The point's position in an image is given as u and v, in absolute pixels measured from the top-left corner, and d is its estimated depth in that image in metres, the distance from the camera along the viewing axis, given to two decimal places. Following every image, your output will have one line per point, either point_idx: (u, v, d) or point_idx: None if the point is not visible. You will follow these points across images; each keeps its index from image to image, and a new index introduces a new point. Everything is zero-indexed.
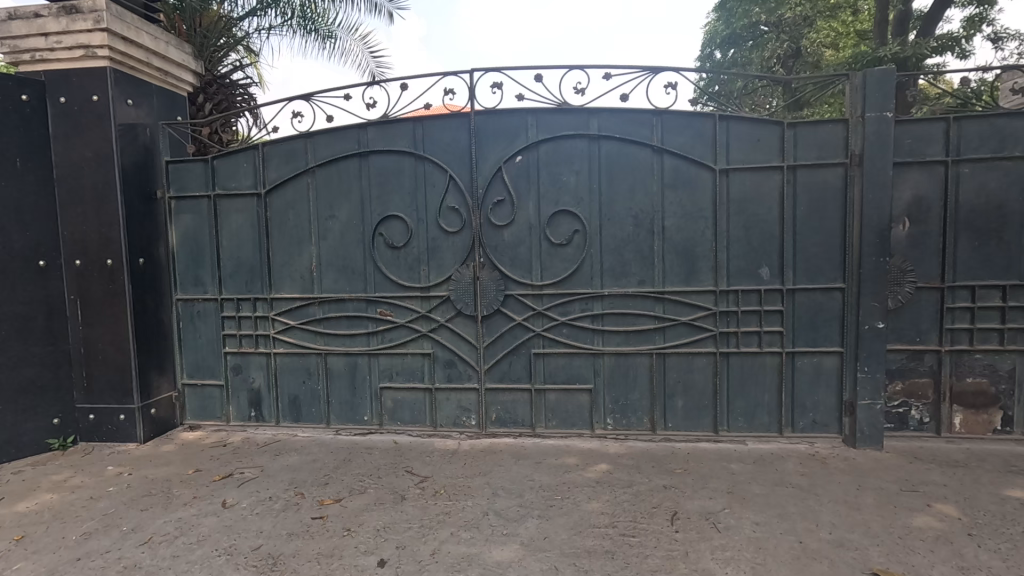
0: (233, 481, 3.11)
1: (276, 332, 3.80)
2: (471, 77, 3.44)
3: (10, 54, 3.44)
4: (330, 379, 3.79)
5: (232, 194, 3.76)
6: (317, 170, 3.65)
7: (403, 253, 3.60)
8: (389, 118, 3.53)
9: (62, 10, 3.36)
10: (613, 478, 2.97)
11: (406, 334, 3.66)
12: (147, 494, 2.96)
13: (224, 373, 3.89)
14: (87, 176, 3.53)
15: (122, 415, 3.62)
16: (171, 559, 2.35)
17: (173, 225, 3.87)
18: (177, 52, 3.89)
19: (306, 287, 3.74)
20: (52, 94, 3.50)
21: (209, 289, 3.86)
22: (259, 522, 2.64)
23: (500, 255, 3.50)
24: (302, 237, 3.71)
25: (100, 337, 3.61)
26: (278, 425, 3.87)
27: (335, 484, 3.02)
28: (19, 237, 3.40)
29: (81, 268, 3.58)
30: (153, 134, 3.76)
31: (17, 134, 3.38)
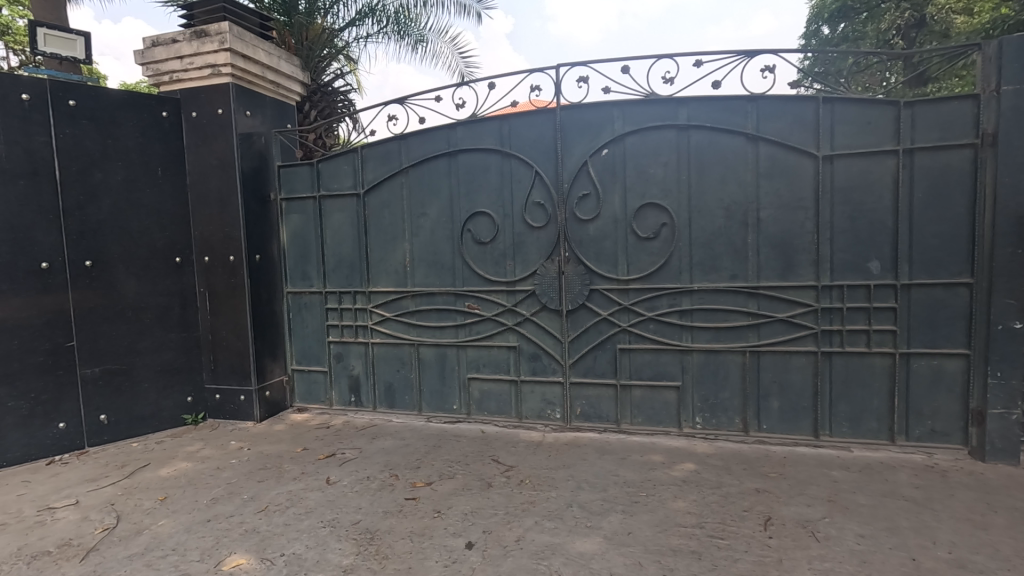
0: (335, 460, 3.37)
1: (373, 323, 4.05)
2: (557, 73, 3.45)
3: (153, 77, 3.94)
4: (422, 369, 3.98)
5: (334, 195, 4.05)
6: (409, 170, 3.84)
7: (490, 248, 3.70)
8: (477, 117, 3.64)
9: (194, 35, 3.79)
10: (700, 478, 2.88)
11: (493, 327, 3.77)
12: (263, 468, 3.29)
13: (327, 361, 4.21)
14: (213, 182, 3.95)
15: (242, 396, 4.04)
16: (284, 527, 2.61)
17: (284, 225, 4.24)
18: (288, 66, 4.25)
19: (400, 281, 3.95)
20: (185, 109, 3.96)
21: (315, 283, 4.19)
22: (358, 499, 2.85)
23: (585, 249, 3.49)
24: (397, 234, 3.92)
25: (224, 325, 4.04)
26: (374, 410, 4.13)
27: (426, 469, 3.19)
28: (160, 237, 3.90)
29: (209, 264, 4.03)
30: (267, 141, 4.13)
31: (158, 146, 3.88)
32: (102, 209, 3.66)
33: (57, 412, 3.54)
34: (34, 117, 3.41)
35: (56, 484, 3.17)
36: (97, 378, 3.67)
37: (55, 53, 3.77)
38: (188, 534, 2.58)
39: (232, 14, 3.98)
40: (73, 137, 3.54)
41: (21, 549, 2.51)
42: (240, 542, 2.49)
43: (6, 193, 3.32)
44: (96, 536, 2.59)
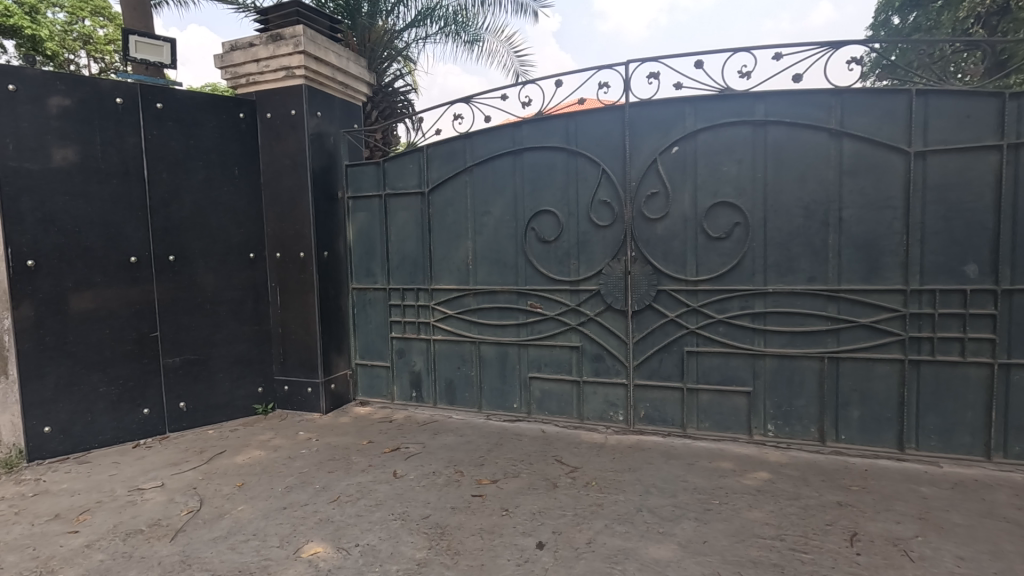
0: (400, 454, 3.43)
1: (435, 320, 4.10)
2: (627, 69, 3.39)
3: (232, 80, 4.11)
4: (483, 367, 4.00)
5: (399, 194, 4.12)
6: (474, 169, 3.86)
7: (554, 247, 3.67)
8: (544, 115, 3.62)
9: (270, 38, 3.93)
10: (775, 488, 2.77)
11: (556, 327, 3.74)
12: (332, 459, 3.38)
13: (390, 356, 4.30)
14: (286, 180, 4.09)
15: (309, 388, 4.17)
16: (357, 517, 2.67)
17: (351, 222, 4.34)
18: (356, 67, 4.35)
19: (462, 279, 3.98)
20: (261, 111, 4.11)
21: (379, 279, 4.28)
22: (426, 494, 2.88)
23: (653, 249, 3.42)
24: (460, 232, 3.95)
25: (293, 319, 4.17)
26: (435, 406, 4.18)
27: (490, 466, 3.20)
28: (236, 234, 4.07)
29: (280, 259, 4.17)
30: (336, 141, 4.24)
31: (235, 147, 4.04)
32: (184, 207, 3.84)
33: (143, 398, 3.75)
34: (126, 119, 3.62)
35: (142, 466, 3.36)
36: (178, 367, 3.87)
37: (144, 59, 3.98)
38: (267, 520, 2.68)
39: (305, 17, 4.11)
40: (160, 138, 3.73)
41: (116, 526, 2.66)
42: (315, 530, 2.56)
43: (101, 191, 3.55)
44: (182, 518, 2.73)
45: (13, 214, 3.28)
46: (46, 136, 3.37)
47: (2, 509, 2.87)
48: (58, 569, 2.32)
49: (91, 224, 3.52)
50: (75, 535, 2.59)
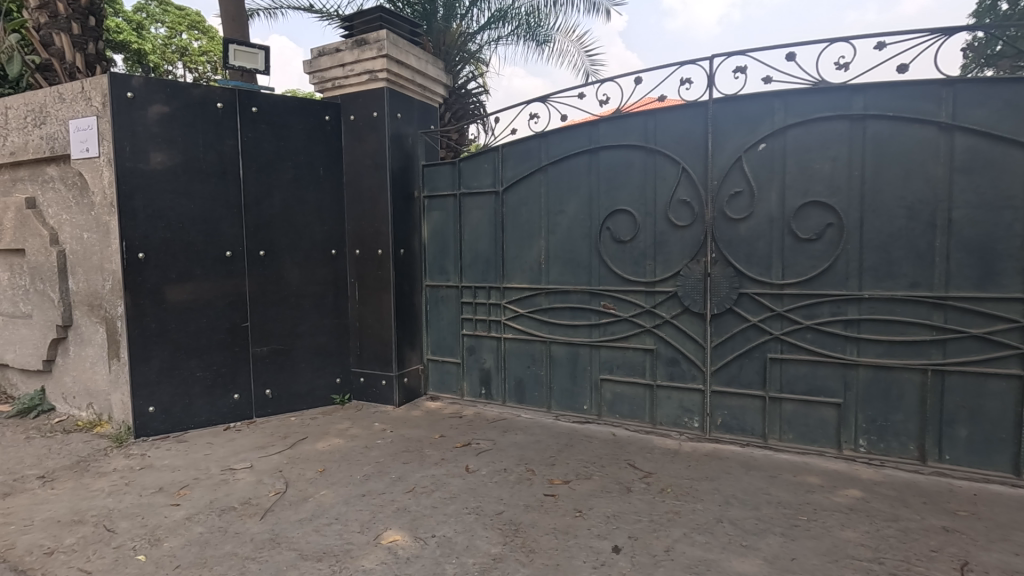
0: (472, 449, 3.47)
1: (506, 319, 4.12)
2: (711, 64, 3.27)
3: (319, 84, 4.32)
4: (553, 367, 3.98)
5: (474, 193, 4.17)
6: (548, 168, 3.86)
7: (630, 247, 3.60)
8: (622, 113, 3.56)
9: (355, 44, 4.09)
10: (870, 508, 2.59)
11: (629, 328, 3.67)
12: (406, 450, 3.47)
13: (461, 353, 4.36)
14: (366, 180, 4.24)
15: (384, 381, 4.30)
16: (433, 509, 2.72)
17: (426, 221, 4.44)
18: (434, 69, 4.45)
19: (534, 278, 3.98)
20: (344, 114, 4.29)
21: (452, 277, 4.36)
22: (498, 490, 2.90)
23: (734, 250, 3.29)
24: (533, 232, 3.96)
25: (370, 314, 4.32)
26: (503, 404, 4.20)
27: (561, 466, 3.18)
28: (319, 231, 4.27)
29: (359, 256, 4.33)
30: (414, 141, 4.36)
31: (321, 148, 4.24)
32: (274, 205, 4.07)
33: (234, 384, 4.00)
34: (225, 122, 3.87)
35: (233, 448, 3.58)
36: (265, 356, 4.09)
37: (242, 66, 4.26)
38: (347, 506, 2.78)
39: (388, 22, 4.25)
40: (254, 140, 3.97)
41: (212, 502, 2.85)
42: (393, 519, 2.63)
43: (202, 190, 3.82)
44: (270, 498, 2.88)
45: (128, 210, 3.59)
46: (158, 139, 3.67)
47: (115, 479, 3.15)
48: (163, 538, 2.51)
49: (192, 220, 3.80)
50: (176, 507, 2.80)
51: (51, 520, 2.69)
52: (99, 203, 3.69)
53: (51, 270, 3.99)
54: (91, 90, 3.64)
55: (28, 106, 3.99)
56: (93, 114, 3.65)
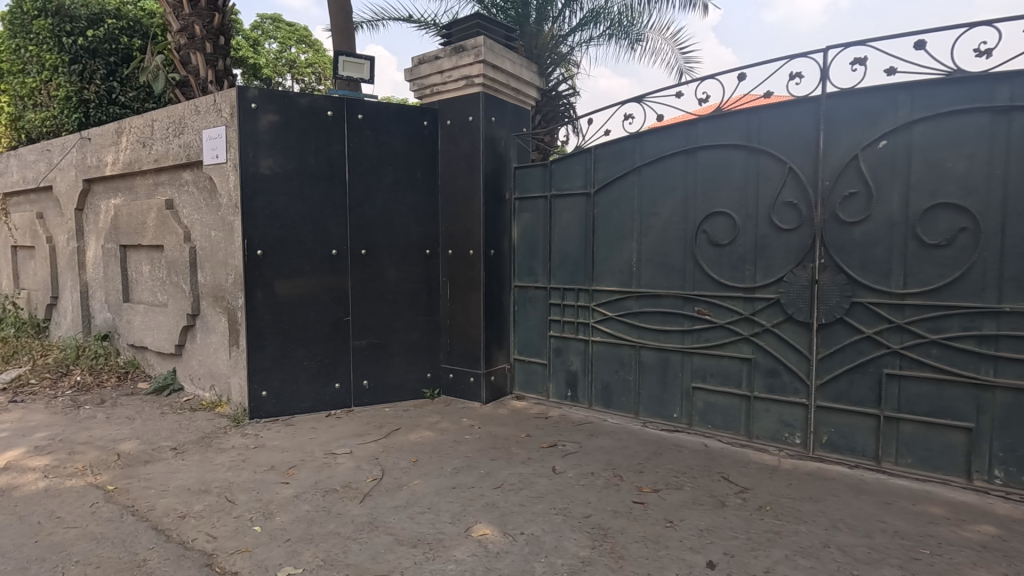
0: (558, 450, 3.48)
1: (594, 321, 4.08)
2: (826, 56, 3.07)
3: (418, 90, 4.51)
4: (642, 372, 3.90)
5: (565, 194, 4.17)
6: (642, 169, 3.79)
7: (728, 251, 3.45)
8: (723, 111, 3.42)
9: (454, 51, 4.24)
10: (1008, 548, 2.30)
11: (725, 335, 3.51)
12: (494, 447, 3.54)
13: (547, 354, 4.37)
14: (460, 182, 4.37)
15: (472, 377, 4.40)
16: (521, 507, 2.75)
17: (516, 222, 4.49)
18: (528, 72, 4.51)
19: (625, 281, 3.92)
20: (441, 119, 4.44)
21: (540, 278, 4.38)
22: (586, 493, 2.88)
23: (847, 256, 3.05)
24: (625, 234, 3.90)
25: (460, 312, 4.44)
26: (590, 407, 4.17)
27: (650, 474, 3.10)
28: (415, 231, 4.46)
29: (451, 256, 4.47)
30: (507, 144, 4.43)
31: (418, 152, 4.42)
32: (375, 206, 4.30)
33: (335, 374, 4.27)
34: (333, 129, 4.15)
35: (333, 434, 3.82)
36: (363, 349, 4.33)
37: (349, 76, 4.54)
38: (439, 496, 2.88)
39: (484, 29, 4.37)
40: (359, 145, 4.22)
41: (317, 483, 3.06)
42: (483, 513, 2.69)
43: (312, 192, 4.12)
44: (368, 483, 3.05)
45: (249, 211, 3.94)
46: (276, 145, 4.01)
47: (233, 455, 3.46)
48: (275, 512, 2.73)
49: (303, 221, 4.10)
50: (286, 485, 3.03)
51: (182, 487, 3.01)
52: (225, 204, 4.09)
53: (184, 264, 4.46)
54: (222, 102, 4.04)
55: (170, 118, 4.49)
56: (222, 124, 4.05)
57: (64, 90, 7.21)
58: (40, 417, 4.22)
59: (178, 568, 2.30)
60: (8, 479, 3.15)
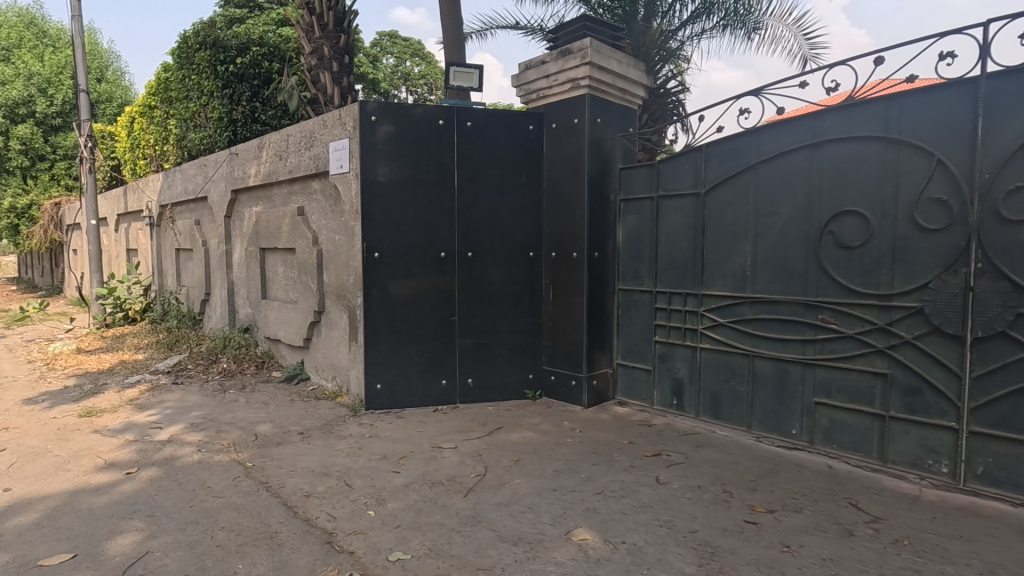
0: (662, 460, 3.36)
1: (704, 327, 3.88)
2: (986, 31, 2.70)
3: (525, 95, 4.58)
4: (756, 383, 3.65)
5: (673, 195, 4.02)
6: (759, 166, 3.55)
7: (859, 254, 3.13)
8: (855, 100, 3.12)
9: (560, 54, 4.26)
10: None
11: (855, 347, 3.18)
12: (595, 452, 3.50)
13: (652, 360, 4.24)
14: (565, 185, 4.38)
15: (574, 381, 4.38)
16: (622, 515, 2.69)
17: (621, 224, 4.41)
18: (635, 70, 4.42)
19: (738, 286, 3.69)
20: (546, 122, 4.48)
21: (646, 282, 4.25)
22: (692, 507, 2.75)
23: (1011, 259, 2.66)
24: (738, 236, 3.67)
25: (563, 315, 4.44)
26: (697, 417, 3.98)
27: (764, 493, 2.89)
28: (520, 234, 4.53)
29: (555, 258, 4.49)
30: (613, 145, 4.37)
31: (524, 156, 4.49)
32: (482, 210, 4.43)
33: (442, 371, 4.46)
34: (444, 137, 4.34)
35: (440, 428, 3.99)
36: (468, 348, 4.48)
37: (459, 85, 4.73)
38: (540, 497, 2.90)
39: (591, 30, 4.35)
40: (467, 152, 4.38)
41: (424, 474, 3.22)
42: (583, 518, 2.67)
43: (424, 198, 4.34)
44: (472, 479, 3.15)
45: (369, 216, 4.24)
46: (392, 155, 4.27)
47: (352, 443, 3.74)
48: (387, 499, 2.91)
49: (416, 225, 4.34)
50: (397, 474, 3.22)
51: (308, 469, 3.31)
52: (348, 211, 4.43)
53: (312, 265, 4.90)
54: (346, 116, 4.38)
55: (302, 133, 4.95)
56: (346, 136, 4.39)
57: (219, 112, 8.20)
58: (196, 398, 4.84)
59: (303, 542, 2.52)
60: (171, 451, 3.66)
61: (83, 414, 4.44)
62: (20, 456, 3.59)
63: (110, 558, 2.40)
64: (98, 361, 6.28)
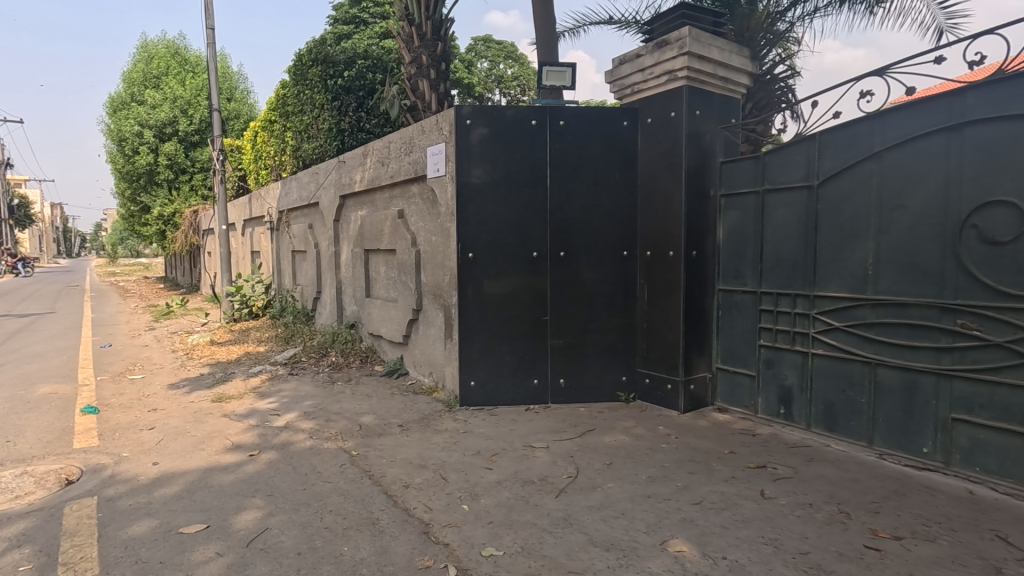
0: (768, 473, 3.14)
1: (816, 332, 3.58)
2: None
3: (619, 91, 4.47)
4: (878, 395, 3.31)
5: (781, 189, 3.74)
6: (884, 154, 3.21)
7: (1010, 250, 2.74)
8: (1007, 74, 2.73)
9: (656, 46, 4.12)
10: None
11: (1004, 358, 2.79)
12: (693, 460, 3.34)
13: (756, 365, 3.98)
14: (661, 181, 4.22)
15: (669, 385, 4.22)
16: (723, 529, 2.55)
17: (721, 221, 4.18)
18: (738, 58, 4.17)
19: (857, 287, 3.36)
20: (641, 118, 4.35)
21: (749, 282, 4.00)
22: (802, 527, 2.54)
23: None
24: (858, 231, 3.34)
25: (658, 316, 4.29)
26: (808, 429, 3.68)
27: (888, 517, 2.61)
28: (613, 233, 4.44)
29: (650, 258, 4.35)
30: (713, 138, 4.15)
31: (617, 153, 4.39)
32: (575, 209, 4.39)
33: (534, 370, 4.48)
34: (536, 137, 4.35)
35: (532, 427, 4.01)
36: (560, 348, 4.46)
37: (552, 85, 4.72)
38: (633, 503, 2.82)
39: (690, 19, 4.16)
40: (560, 151, 4.35)
41: (516, 472, 3.25)
42: (679, 529, 2.56)
43: (517, 198, 4.38)
44: (563, 480, 3.13)
45: (464, 218, 4.37)
46: (486, 156, 4.36)
47: (447, 437, 3.86)
48: (481, 495, 2.97)
49: (509, 225, 4.39)
50: (489, 471, 3.28)
51: (407, 460, 3.46)
52: (444, 213, 4.58)
53: (410, 265, 5.13)
54: (442, 121, 4.53)
55: (402, 139, 5.20)
56: (442, 141, 4.54)
57: (328, 123, 8.82)
58: (308, 388, 5.25)
59: (402, 531, 2.64)
60: (287, 436, 3.99)
61: (215, 399, 4.97)
62: (166, 435, 4.09)
63: (237, 531, 2.66)
64: (228, 352, 7.01)
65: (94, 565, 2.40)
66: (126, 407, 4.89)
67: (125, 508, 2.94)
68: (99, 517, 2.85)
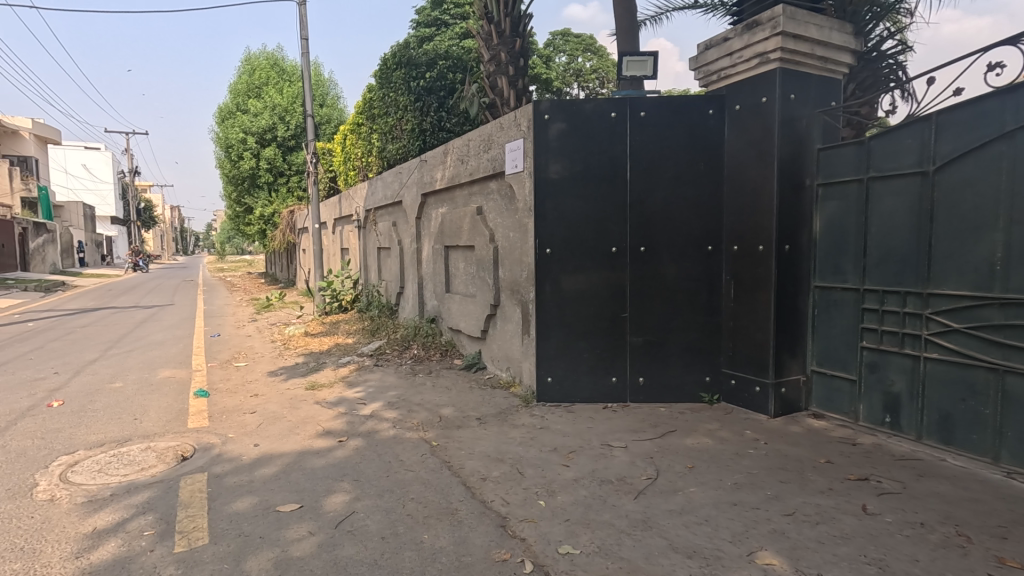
0: (870, 486, 2.88)
1: (930, 333, 3.23)
2: None
3: (704, 78, 4.27)
4: (1006, 405, 2.94)
5: (889, 176, 3.41)
6: (1017, 134, 2.84)
7: None
8: None
9: (746, 28, 3.89)
10: None
11: None
12: (784, 468, 3.14)
13: (857, 369, 3.66)
14: (750, 172, 3.98)
15: (758, 387, 3.99)
16: (818, 544, 2.37)
17: (819, 213, 3.88)
18: (839, 35, 3.85)
19: (981, 284, 3.00)
20: (729, 105, 4.12)
21: (850, 279, 3.68)
22: (912, 548, 2.31)
23: None
24: (983, 222, 2.98)
25: (746, 314, 4.06)
26: (918, 440, 3.35)
27: (1020, 544, 2.31)
28: (696, 227, 4.25)
29: (737, 252, 4.12)
30: (809, 124, 3.85)
31: (702, 142, 4.19)
32: (656, 202, 4.25)
33: (612, 368, 4.40)
34: (616, 129, 4.25)
35: (610, 426, 3.94)
36: (640, 346, 4.35)
37: (632, 75, 4.59)
38: (718, 510, 2.70)
39: None
40: (641, 143, 4.23)
41: (594, 471, 3.20)
42: (769, 540, 2.41)
43: (595, 192, 4.30)
44: (642, 481, 3.05)
45: (541, 213, 4.36)
46: (564, 150, 4.32)
47: (524, 432, 3.88)
48: (557, 492, 2.96)
49: (587, 220, 4.33)
50: (566, 468, 3.26)
51: (484, 453, 3.52)
52: (522, 209, 4.60)
53: (489, 261, 5.20)
54: (520, 117, 4.54)
55: (481, 137, 5.27)
56: (520, 136, 4.55)
57: (411, 124, 9.12)
58: (392, 379, 5.48)
59: (480, 523, 2.68)
60: (372, 425, 4.18)
61: (309, 387, 5.31)
62: (265, 419, 4.43)
63: (326, 513, 2.82)
64: (320, 344, 7.46)
65: (204, 535, 2.64)
66: (232, 392, 5.35)
67: (230, 484, 3.21)
68: (209, 492, 3.12)
